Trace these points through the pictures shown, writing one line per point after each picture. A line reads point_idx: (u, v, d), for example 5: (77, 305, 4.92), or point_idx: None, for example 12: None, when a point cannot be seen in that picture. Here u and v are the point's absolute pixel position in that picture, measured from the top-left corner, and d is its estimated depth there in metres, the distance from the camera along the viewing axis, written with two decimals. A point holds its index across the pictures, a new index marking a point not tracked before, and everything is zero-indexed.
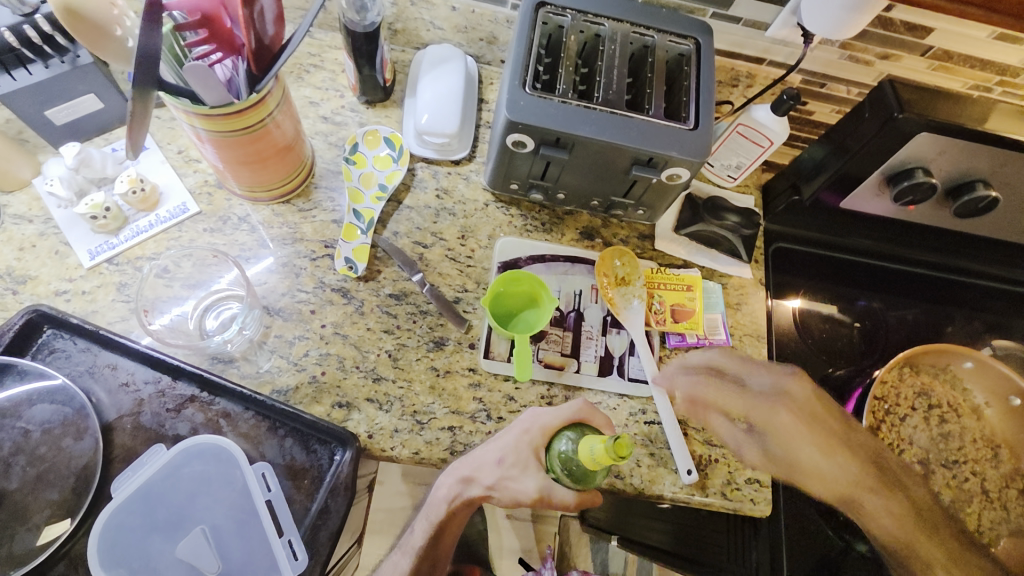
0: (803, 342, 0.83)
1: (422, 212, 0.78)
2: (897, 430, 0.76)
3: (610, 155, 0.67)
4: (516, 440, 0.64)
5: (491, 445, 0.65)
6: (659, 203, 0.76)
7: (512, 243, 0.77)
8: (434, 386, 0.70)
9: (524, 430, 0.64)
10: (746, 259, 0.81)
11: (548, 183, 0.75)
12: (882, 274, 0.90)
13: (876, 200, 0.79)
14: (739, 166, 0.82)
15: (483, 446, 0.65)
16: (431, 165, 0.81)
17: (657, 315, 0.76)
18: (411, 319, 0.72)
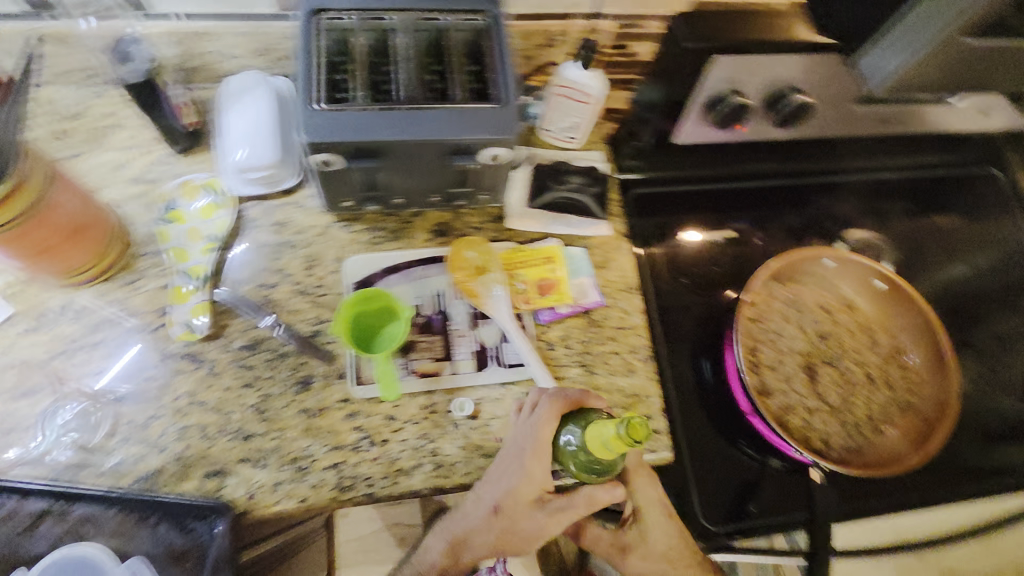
0: (676, 281, 0.85)
1: (261, 252, 0.75)
2: (781, 340, 0.77)
3: (424, 152, 0.64)
4: (505, 482, 0.63)
5: (490, 486, 0.64)
6: (498, 184, 0.73)
7: (361, 261, 0.75)
8: (309, 428, 0.67)
9: (506, 471, 0.63)
10: (603, 215, 0.81)
11: (380, 193, 0.71)
12: (739, 194, 0.93)
13: (703, 125, 0.77)
14: (575, 126, 0.81)
15: (485, 486, 0.64)
16: (263, 202, 0.77)
17: (523, 295, 0.75)
18: (270, 365, 0.69)
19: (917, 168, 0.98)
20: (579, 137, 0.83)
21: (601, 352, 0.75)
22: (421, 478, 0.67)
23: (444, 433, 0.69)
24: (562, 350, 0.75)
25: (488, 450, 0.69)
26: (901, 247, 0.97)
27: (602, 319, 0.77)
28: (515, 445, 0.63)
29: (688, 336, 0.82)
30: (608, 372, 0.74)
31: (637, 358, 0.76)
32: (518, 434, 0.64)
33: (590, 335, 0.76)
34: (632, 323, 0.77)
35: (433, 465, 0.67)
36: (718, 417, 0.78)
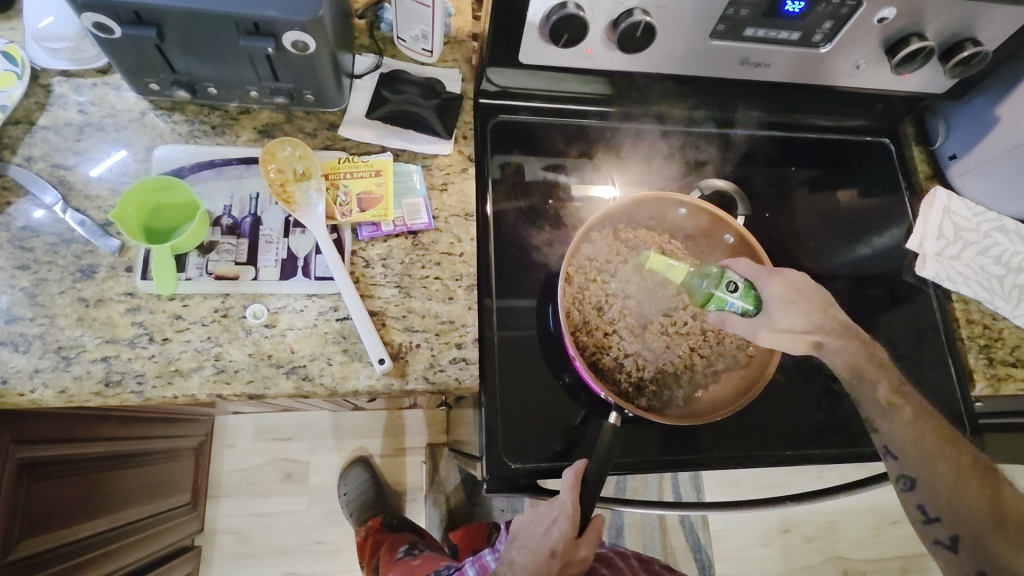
0: (525, 216, 0.81)
1: (63, 131, 0.70)
2: (608, 286, 0.75)
3: (212, 28, 0.60)
4: (555, 528, 0.67)
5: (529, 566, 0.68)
6: (319, 83, 0.69)
7: (173, 153, 0.70)
8: (82, 318, 0.64)
9: (555, 522, 0.67)
10: (446, 135, 0.76)
11: (186, 77, 0.67)
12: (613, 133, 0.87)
13: (548, 47, 0.71)
14: (425, 35, 0.76)
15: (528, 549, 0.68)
16: (71, 79, 0.72)
17: (342, 208, 0.71)
18: (51, 251, 0.65)
19: (808, 129, 0.93)
20: (433, 50, 0.79)
21: (421, 276, 0.72)
22: (198, 382, 0.63)
23: (233, 339, 0.65)
24: (380, 270, 0.71)
25: (278, 360, 0.66)
26: (792, 212, 0.91)
27: (430, 243, 0.73)
28: (558, 517, 0.67)
29: (527, 276, 0.78)
30: (425, 297, 0.71)
31: (459, 286, 0.72)
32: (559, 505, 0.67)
33: (413, 258, 0.72)
34: (461, 251, 0.73)
35: (214, 370, 0.64)
36: (549, 361, 0.75)
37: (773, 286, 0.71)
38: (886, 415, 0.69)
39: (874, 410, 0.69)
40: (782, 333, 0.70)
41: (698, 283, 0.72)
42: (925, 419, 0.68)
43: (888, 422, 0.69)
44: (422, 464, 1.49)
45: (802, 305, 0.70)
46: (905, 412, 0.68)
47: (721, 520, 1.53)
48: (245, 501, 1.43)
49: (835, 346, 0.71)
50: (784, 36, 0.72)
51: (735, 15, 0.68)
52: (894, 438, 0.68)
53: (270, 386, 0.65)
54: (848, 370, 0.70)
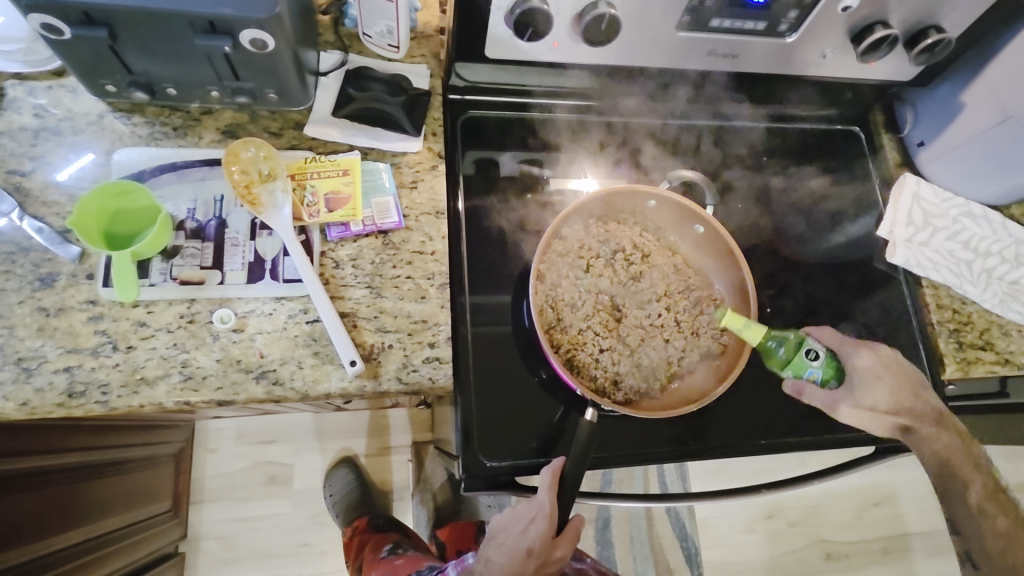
0: (498, 211, 0.81)
1: (17, 136, 0.68)
2: (580, 281, 0.75)
3: (165, 27, 0.58)
4: (532, 527, 0.66)
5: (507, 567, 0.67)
6: (281, 81, 0.68)
7: (133, 156, 0.69)
8: (43, 328, 0.62)
9: (533, 520, 0.67)
10: (414, 132, 0.75)
11: (143, 77, 0.66)
12: (585, 126, 0.87)
13: (514, 42, 0.71)
14: (390, 30, 0.75)
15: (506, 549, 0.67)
16: (25, 81, 0.70)
17: (310, 208, 0.69)
18: (9, 260, 0.64)
19: (780, 119, 0.93)
20: (400, 45, 0.77)
21: (393, 276, 0.71)
22: (166, 390, 0.62)
23: (200, 345, 0.64)
24: (350, 271, 0.70)
25: (247, 365, 0.65)
26: (765, 202, 0.91)
27: (401, 242, 0.72)
28: (537, 515, 0.66)
29: (501, 273, 0.78)
30: (397, 297, 0.70)
31: (431, 285, 0.71)
32: (538, 503, 0.67)
33: (384, 258, 0.71)
34: (433, 249, 0.73)
35: (181, 377, 0.63)
36: (524, 358, 0.75)
37: (860, 359, 0.71)
38: (979, 526, 0.72)
39: (965, 515, 0.73)
40: (864, 410, 0.70)
41: (775, 347, 0.73)
42: (1016, 532, 0.72)
43: (976, 528, 0.72)
44: (408, 462, 1.49)
45: (890, 383, 0.70)
46: (996, 523, 0.72)
47: (707, 508, 1.54)
48: (229, 506, 1.41)
49: (926, 434, 0.71)
50: (750, 26, 0.72)
51: (700, 6, 0.68)
52: (981, 548, 0.72)
53: (240, 392, 0.64)
54: (938, 463, 0.72)
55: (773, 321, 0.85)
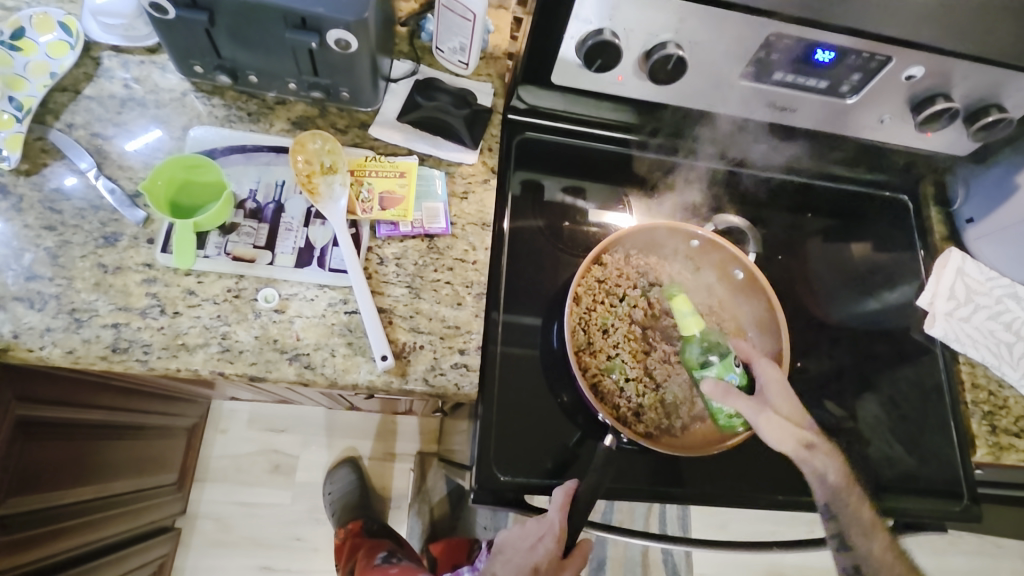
0: (541, 232, 0.82)
1: (105, 102, 0.72)
2: (615, 310, 0.75)
3: (258, 16, 0.62)
4: (539, 546, 0.67)
5: None
6: (356, 82, 0.71)
7: (207, 134, 0.72)
8: (99, 283, 0.64)
9: (541, 539, 0.67)
10: (472, 146, 0.78)
11: (229, 63, 0.70)
12: (636, 162, 0.89)
13: (581, 71, 0.73)
14: (463, 47, 0.78)
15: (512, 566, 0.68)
16: (121, 54, 0.75)
17: (364, 204, 0.72)
18: (79, 215, 0.67)
19: (828, 179, 0.94)
20: (469, 62, 0.81)
21: (433, 279, 0.72)
22: (203, 358, 0.64)
23: (242, 320, 0.66)
24: (393, 268, 0.72)
25: (283, 346, 0.66)
26: (804, 256, 0.91)
27: (445, 247, 0.74)
28: (545, 535, 0.67)
29: (537, 291, 0.79)
30: (434, 300, 0.72)
31: (469, 293, 0.73)
32: (546, 522, 0.67)
33: (427, 261, 0.73)
34: (475, 259, 0.74)
35: (219, 348, 0.65)
36: (550, 376, 0.75)
37: (766, 370, 0.69)
38: (871, 541, 0.69)
39: (858, 530, 0.69)
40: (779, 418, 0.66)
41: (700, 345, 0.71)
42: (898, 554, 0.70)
43: (868, 544, 0.69)
44: (410, 472, 1.48)
45: (792, 395, 0.69)
46: (882, 541, 0.70)
47: (704, 564, 1.50)
48: (231, 488, 1.42)
49: (823, 456, 0.68)
50: (812, 83, 0.73)
51: (766, 58, 0.70)
52: (868, 562, 0.69)
53: (271, 371, 0.65)
54: (841, 486, 0.68)
55: (800, 379, 0.83)
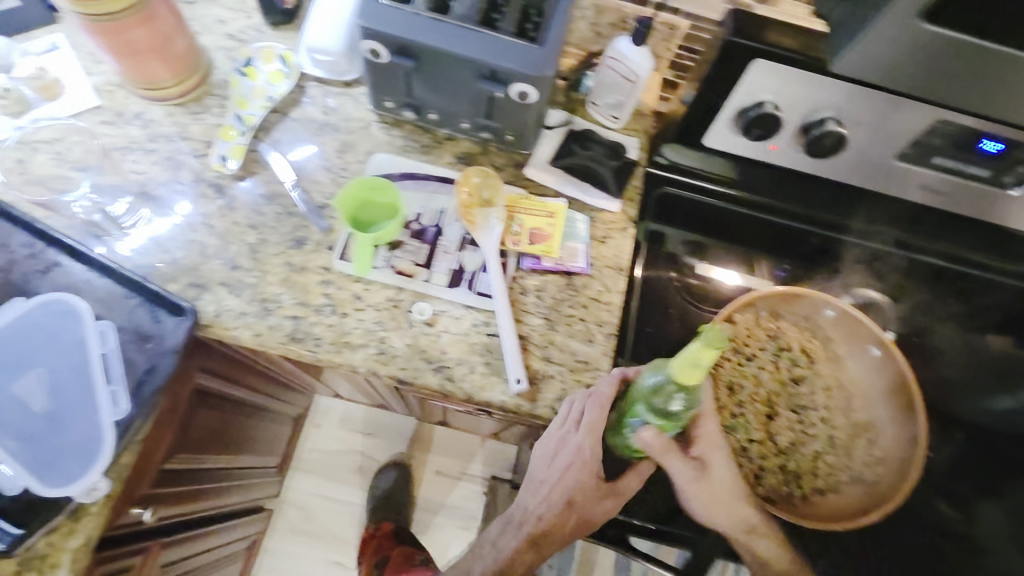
0: (670, 284, 0.86)
1: (307, 125, 0.83)
2: (744, 370, 0.76)
3: (456, 67, 0.69)
4: (566, 461, 0.70)
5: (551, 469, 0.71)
6: (523, 129, 0.78)
7: (387, 159, 0.82)
8: (286, 279, 0.74)
9: (569, 464, 0.69)
10: (617, 194, 0.82)
11: (416, 101, 0.78)
12: (786, 231, 0.87)
13: (734, 137, 0.76)
14: (619, 104, 0.83)
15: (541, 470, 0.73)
16: (323, 85, 0.85)
17: (515, 237, 0.78)
18: (277, 219, 0.77)
19: None
20: (621, 117, 0.86)
21: (568, 314, 0.77)
22: (362, 357, 0.71)
23: (397, 327, 0.73)
24: (532, 299, 0.77)
25: (429, 356, 0.72)
26: (949, 347, 0.85)
27: (582, 286, 0.78)
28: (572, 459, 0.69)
29: (660, 339, 0.82)
30: (567, 334, 0.76)
31: (600, 331, 0.76)
32: (584, 404, 0.68)
33: (564, 296, 0.78)
34: (608, 300, 0.78)
35: (376, 350, 0.72)
36: None
37: (709, 425, 0.68)
38: None
39: None
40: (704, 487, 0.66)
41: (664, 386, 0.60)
42: None
43: None
44: (482, 495, 1.51)
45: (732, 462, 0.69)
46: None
47: None
48: (318, 480, 1.51)
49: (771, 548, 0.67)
50: (972, 171, 0.73)
51: (927, 143, 0.71)
52: None
53: (417, 377, 0.71)
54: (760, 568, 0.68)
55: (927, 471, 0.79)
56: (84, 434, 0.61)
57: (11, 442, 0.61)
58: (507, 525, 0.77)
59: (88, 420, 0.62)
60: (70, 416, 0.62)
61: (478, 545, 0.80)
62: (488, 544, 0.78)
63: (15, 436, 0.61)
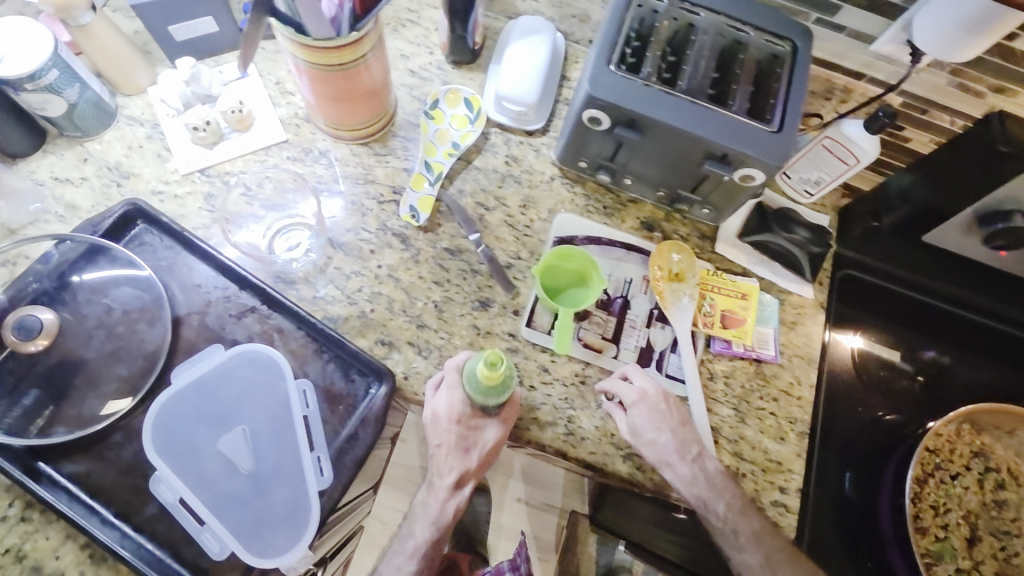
0: (856, 378, 0.81)
1: (489, 175, 0.78)
2: (947, 488, 0.74)
3: (682, 145, 0.63)
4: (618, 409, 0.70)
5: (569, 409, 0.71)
6: (726, 205, 0.72)
7: (571, 220, 0.77)
8: (472, 343, 0.71)
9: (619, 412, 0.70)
10: (810, 278, 0.78)
11: (616, 167, 0.73)
12: (953, 320, 0.83)
13: (962, 237, 0.79)
14: (819, 180, 0.76)
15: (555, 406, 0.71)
16: (505, 132, 0.79)
17: (706, 318, 0.74)
18: (462, 276, 0.73)
19: None
20: (814, 193, 0.79)
21: (758, 407, 0.73)
22: (551, 435, 0.69)
23: (585, 407, 0.71)
24: (721, 386, 0.73)
25: (619, 442, 0.70)
26: None
27: (771, 375, 0.75)
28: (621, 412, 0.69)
29: (851, 439, 0.78)
30: (757, 428, 0.72)
31: (792, 429, 0.73)
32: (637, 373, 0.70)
33: (754, 385, 0.74)
34: (799, 394, 0.74)
35: (565, 430, 0.70)
36: (851, 530, 0.75)
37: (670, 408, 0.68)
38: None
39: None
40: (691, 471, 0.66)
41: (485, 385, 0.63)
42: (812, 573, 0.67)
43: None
44: None
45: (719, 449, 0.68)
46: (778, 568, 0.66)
47: None
48: None
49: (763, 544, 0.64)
50: None
51: None
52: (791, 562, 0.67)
53: (607, 464, 0.70)
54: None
55: None
56: (288, 501, 0.62)
57: (217, 503, 0.62)
58: (467, 451, 0.68)
59: (295, 487, 0.63)
60: (274, 480, 0.63)
61: (430, 483, 0.70)
62: (445, 477, 0.68)
63: (219, 496, 0.62)
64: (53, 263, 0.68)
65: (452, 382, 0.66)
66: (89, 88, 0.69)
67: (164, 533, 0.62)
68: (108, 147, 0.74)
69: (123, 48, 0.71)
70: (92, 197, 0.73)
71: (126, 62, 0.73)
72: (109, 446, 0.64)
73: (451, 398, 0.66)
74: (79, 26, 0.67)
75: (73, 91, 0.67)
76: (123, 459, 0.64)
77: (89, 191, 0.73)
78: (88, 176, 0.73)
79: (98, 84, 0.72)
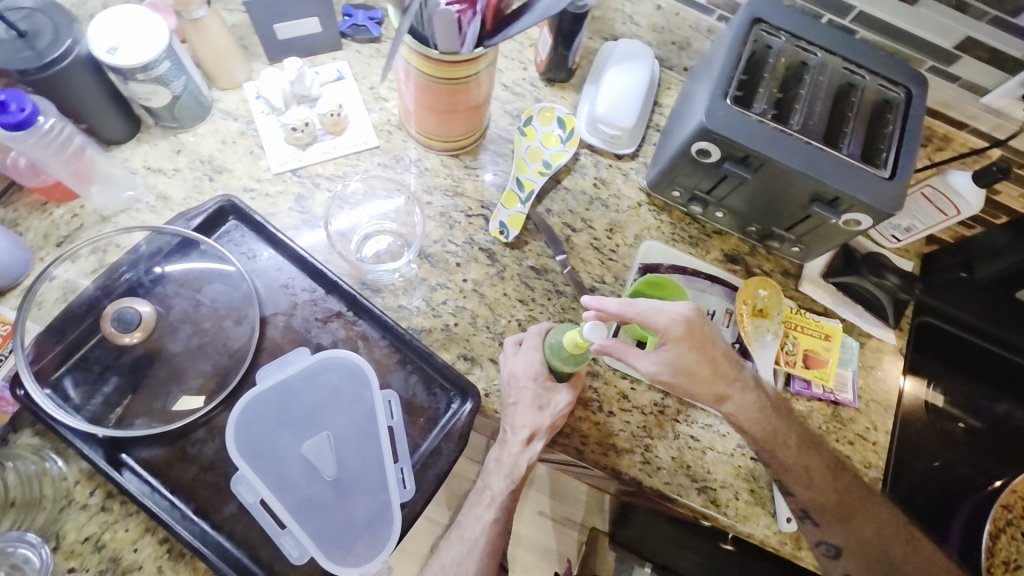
0: (925, 423, 0.80)
1: (578, 198, 0.78)
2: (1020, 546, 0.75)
3: (790, 184, 0.64)
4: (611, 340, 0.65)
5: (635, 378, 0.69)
6: (819, 245, 0.72)
7: (657, 248, 0.77)
8: None
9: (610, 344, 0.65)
10: (893, 323, 0.77)
11: (713, 200, 0.74)
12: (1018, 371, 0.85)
13: None
14: (911, 228, 0.76)
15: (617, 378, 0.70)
16: (595, 154, 0.80)
17: (788, 356, 0.74)
18: (546, 295, 0.73)
19: None
20: (901, 239, 0.79)
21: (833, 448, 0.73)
22: (628, 463, 0.69)
23: (662, 437, 0.70)
24: None
25: (694, 474, 0.69)
26: None
27: (848, 419, 0.74)
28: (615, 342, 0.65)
29: (921, 490, 0.78)
30: None
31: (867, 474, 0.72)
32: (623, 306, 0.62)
33: (831, 427, 0.73)
34: (874, 439, 0.74)
35: (642, 459, 0.69)
36: None
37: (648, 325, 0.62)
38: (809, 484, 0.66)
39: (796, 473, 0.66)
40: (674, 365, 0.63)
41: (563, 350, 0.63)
42: (833, 474, 0.67)
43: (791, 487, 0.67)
44: None
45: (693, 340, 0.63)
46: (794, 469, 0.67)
47: None
48: None
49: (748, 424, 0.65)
50: None
51: None
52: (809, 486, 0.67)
53: (681, 495, 0.69)
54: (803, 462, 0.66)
55: None
56: (369, 510, 0.63)
57: (297, 508, 0.62)
58: (541, 409, 0.65)
59: (376, 497, 0.63)
60: (356, 488, 0.63)
61: (504, 440, 0.67)
62: (519, 432, 0.65)
63: (300, 501, 0.62)
64: (144, 253, 0.68)
65: (534, 346, 0.66)
66: (193, 80, 0.69)
67: (243, 533, 0.60)
68: (201, 140, 0.74)
69: (228, 42, 0.71)
70: (183, 188, 0.72)
71: (228, 57, 0.73)
72: (191, 442, 0.63)
73: (529, 358, 0.66)
74: (192, 20, 0.67)
75: (178, 83, 0.67)
76: (205, 456, 0.62)
77: (181, 182, 0.73)
78: (179, 167, 0.73)
79: (199, 77, 0.72)
